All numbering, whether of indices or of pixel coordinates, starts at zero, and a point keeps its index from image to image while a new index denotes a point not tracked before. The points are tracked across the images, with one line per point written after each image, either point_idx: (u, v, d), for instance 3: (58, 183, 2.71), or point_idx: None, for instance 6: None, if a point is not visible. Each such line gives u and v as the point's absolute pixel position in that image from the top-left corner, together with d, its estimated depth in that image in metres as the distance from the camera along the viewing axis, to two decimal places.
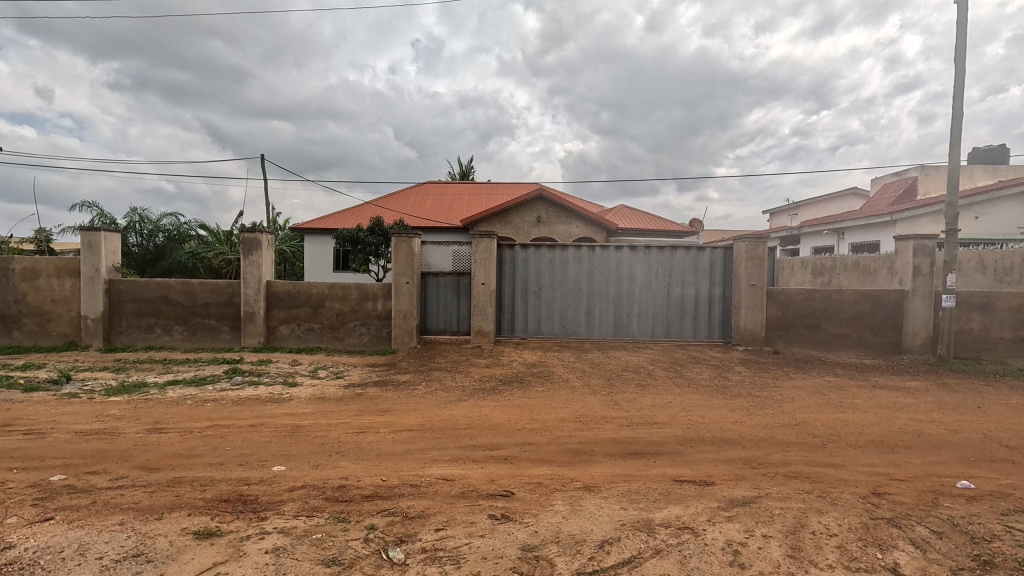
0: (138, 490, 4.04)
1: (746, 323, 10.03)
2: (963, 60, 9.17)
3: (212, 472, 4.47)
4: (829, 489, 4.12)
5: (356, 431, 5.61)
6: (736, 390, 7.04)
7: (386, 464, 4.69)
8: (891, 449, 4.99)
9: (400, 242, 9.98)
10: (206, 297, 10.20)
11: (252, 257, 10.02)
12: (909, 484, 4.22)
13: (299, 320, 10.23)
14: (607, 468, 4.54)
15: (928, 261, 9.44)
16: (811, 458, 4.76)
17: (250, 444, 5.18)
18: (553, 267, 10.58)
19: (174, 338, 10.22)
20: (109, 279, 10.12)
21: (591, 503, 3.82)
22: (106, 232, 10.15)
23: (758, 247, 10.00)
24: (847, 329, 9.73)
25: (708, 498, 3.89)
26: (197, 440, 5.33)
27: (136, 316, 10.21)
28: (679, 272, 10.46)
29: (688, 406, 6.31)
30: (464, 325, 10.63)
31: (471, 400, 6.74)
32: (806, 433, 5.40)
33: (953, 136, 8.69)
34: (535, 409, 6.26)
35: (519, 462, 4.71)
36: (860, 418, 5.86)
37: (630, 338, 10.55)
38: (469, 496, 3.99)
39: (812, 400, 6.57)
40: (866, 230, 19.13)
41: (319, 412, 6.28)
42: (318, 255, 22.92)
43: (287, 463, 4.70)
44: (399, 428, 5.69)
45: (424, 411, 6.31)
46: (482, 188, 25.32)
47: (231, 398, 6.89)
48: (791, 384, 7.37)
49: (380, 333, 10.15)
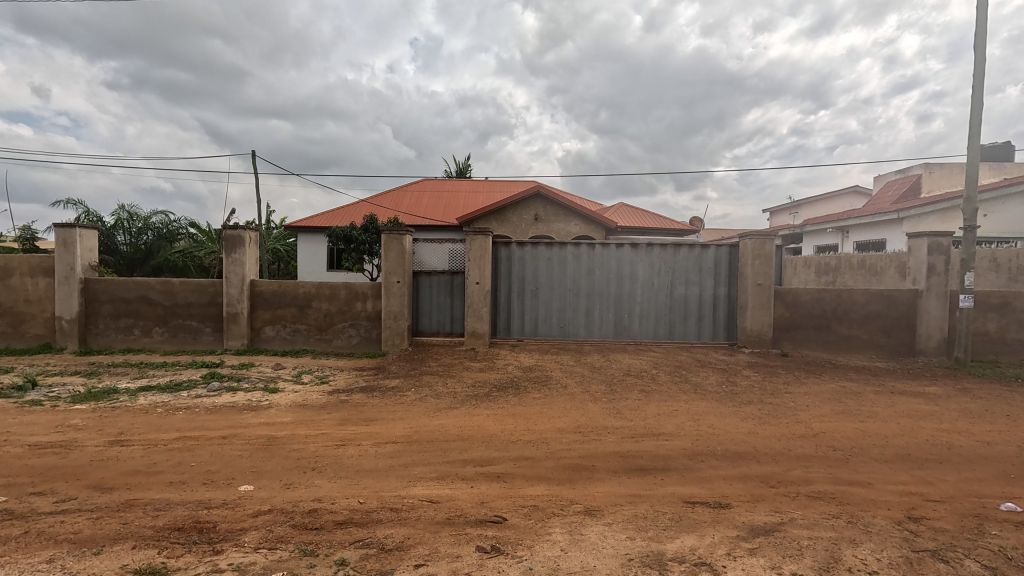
0: (81, 517, 3.58)
1: (752, 324, 9.58)
2: (982, 50, 8.75)
3: (171, 494, 4.02)
4: (860, 513, 3.69)
5: (336, 444, 5.15)
6: (746, 396, 6.60)
7: (366, 482, 4.24)
8: (921, 464, 4.55)
9: (391, 239, 9.51)
10: (187, 298, 9.73)
11: (235, 255, 9.54)
12: (948, 506, 3.79)
13: (285, 321, 9.76)
14: (611, 488, 4.09)
15: (944, 260, 8.99)
16: (834, 475, 4.33)
17: (218, 460, 4.72)
18: (551, 266, 10.13)
19: (153, 341, 9.75)
20: (85, 279, 9.64)
21: (593, 532, 3.38)
22: (83, 229, 9.68)
23: (766, 245, 9.54)
24: (858, 331, 9.32)
25: (726, 526, 3.46)
26: (162, 454, 4.87)
27: (113, 317, 9.73)
28: (683, 271, 10.01)
29: (696, 415, 5.85)
30: (458, 327, 10.14)
31: (462, 408, 6.29)
32: (825, 446, 4.97)
33: (973, 128, 8.27)
34: (531, 419, 5.79)
35: (514, 480, 4.26)
36: (883, 429, 5.42)
37: (631, 340, 10.10)
38: (455, 522, 3.55)
39: (829, 408, 6.12)
40: (871, 229, 18.68)
41: (299, 422, 5.81)
42: (312, 254, 22.44)
43: (257, 482, 4.25)
44: (384, 440, 5.22)
45: (411, 420, 5.84)
46: (479, 186, 24.84)
47: (205, 406, 6.42)
48: (805, 390, 6.91)
49: (369, 335, 9.69)
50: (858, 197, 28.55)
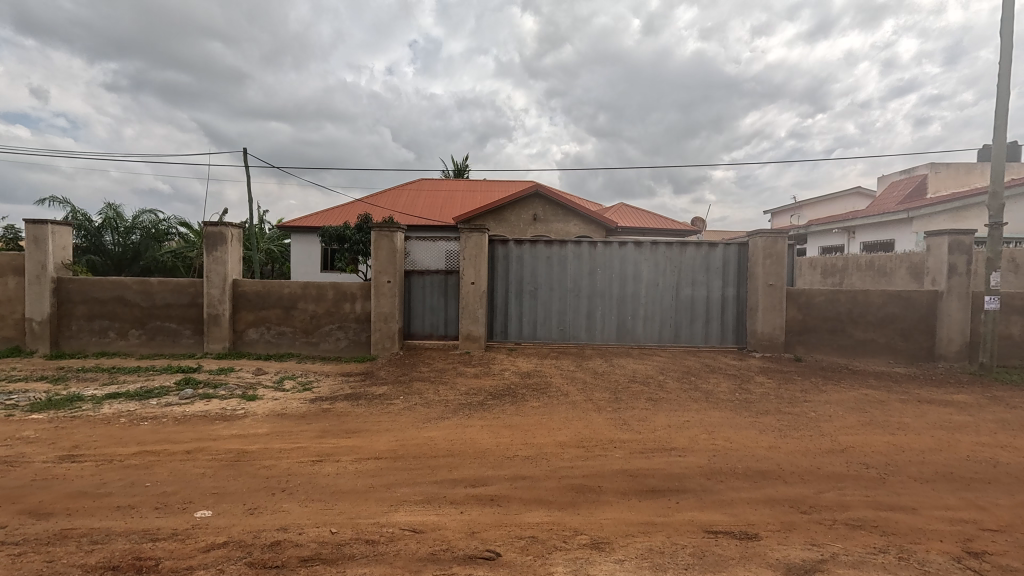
0: (2, 553, 3.06)
1: (763, 327, 9.09)
2: (1006, 39, 8.30)
3: (116, 521, 3.50)
4: (910, 546, 3.20)
5: (312, 460, 4.62)
6: (762, 406, 6.08)
7: (341, 507, 3.71)
8: (967, 485, 4.05)
9: (382, 236, 8.99)
10: (166, 298, 9.20)
11: (216, 253, 9.02)
12: (1010, 537, 3.28)
13: (269, 323, 9.23)
14: (620, 514, 3.59)
15: (965, 259, 8.50)
16: (872, 498, 3.82)
17: (177, 479, 4.19)
18: (551, 265, 9.63)
19: (130, 344, 9.22)
20: (57, 278, 9.10)
21: (603, 571, 2.89)
22: (56, 225, 9.16)
23: (778, 243, 9.02)
24: (875, 334, 8.85)
25: (757, 564, 2.97)
26: (115, 472, 4.34)
27: (87, 319, 9.19)
28: (689, 270, 9.50)
29: (710, 426, 5.34)
30: (452, 329, 9.58)
31: (454, 418, 5.76)
32: (856, 463, 4.46)
33: (999, 120, 7.81)
34: (529, 431, 5.25)
35: (511, 504, 3.75)
36: (917, 442, 4.92)
37: (634, 344, 9.59)
38: (441, 559, 3.04)
39: (854, 419, 5.60)
40: (879, 229, 18.19)
41: (275, 434, 5.28)
42: (305, 254, 21.90)
43: (217, 506, 3.73)
44: (367, 455, 4.70)
45: (397, 432, 5.31)
46: (476, 186, 24.30)
47: (174, 416, 5.89)
48: (826, 398, 6.40)
49: (359, 337, 9.19)
50: (861, 198, 28.16)
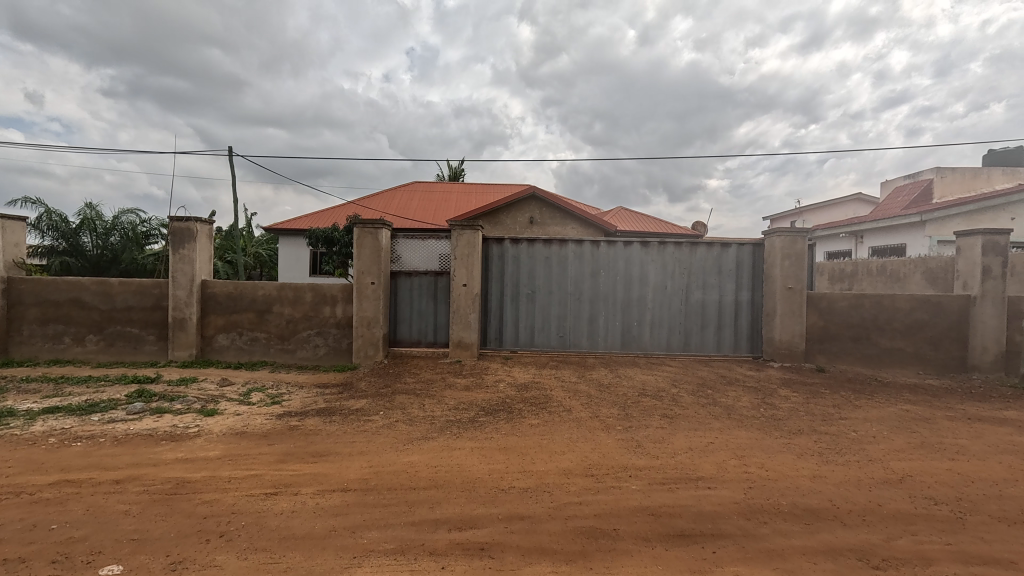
0: None
1: (781, 334, 8.36)
2: None
3: None
4: None
5: (266, 493, 3.82)
6: (794, 424, 5.32)
7: (290, 560, 2.91)
8: None
9: (365, 233, 8.21)
10: (127, 300, 8.38)
11: (183, 251, 8.21)
12: None
13: (240, 328, 8.42)
14: (643, 570, 2.81)
15: (1001, 261, 7.81)
16: (957, 549, 3.05)
17: (93, 520, 3.38)
18: (550, 266, 8.88)
19: (87, 350, 8.39)
20: (7, 278, 8.26)
21: None
22: (6, 220, 8.34)
23: (797, 243, 8.31)
24: (902, 342, 8.15)
25: None
26: (18, 510, 3.51)
27: (40, 323, 8.35)
28: (700, 272, 8.78)
29: (739, 450, 4.57)
30: (442, 336, 8.82)
31: (441, 438, 4.96)
32: (924, 499, 3.69)
33: None
34: (528, 456, 4.47)
35: (506, 555, 2.96)
36: (986, 471, 4.17)
37: (640, 352, 8.85)
38: None
39: (903, 440, 4.85)
40: (888, 233, 17.58)
41: (227, 459, 4.47)
42: (293, 257, 21.06)
43: (132, 559, 2.92)
44: (334, 487, 3.89)
45: (373, 456, 4.52)
46: (471, 189, 23.63)
47: (114, 435, 5.06)
48: (864, 416, 5.63)
49: (339, 345, 8.39)
50: (863, 204, 27.77)
